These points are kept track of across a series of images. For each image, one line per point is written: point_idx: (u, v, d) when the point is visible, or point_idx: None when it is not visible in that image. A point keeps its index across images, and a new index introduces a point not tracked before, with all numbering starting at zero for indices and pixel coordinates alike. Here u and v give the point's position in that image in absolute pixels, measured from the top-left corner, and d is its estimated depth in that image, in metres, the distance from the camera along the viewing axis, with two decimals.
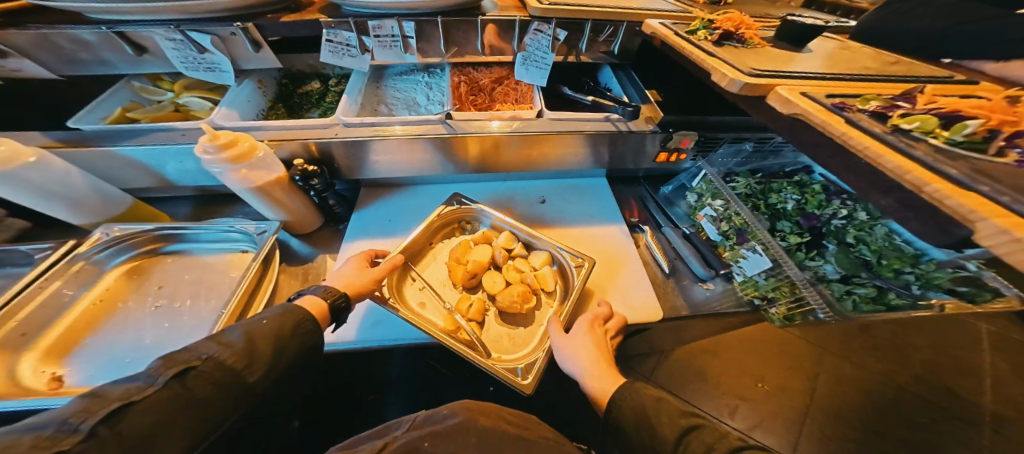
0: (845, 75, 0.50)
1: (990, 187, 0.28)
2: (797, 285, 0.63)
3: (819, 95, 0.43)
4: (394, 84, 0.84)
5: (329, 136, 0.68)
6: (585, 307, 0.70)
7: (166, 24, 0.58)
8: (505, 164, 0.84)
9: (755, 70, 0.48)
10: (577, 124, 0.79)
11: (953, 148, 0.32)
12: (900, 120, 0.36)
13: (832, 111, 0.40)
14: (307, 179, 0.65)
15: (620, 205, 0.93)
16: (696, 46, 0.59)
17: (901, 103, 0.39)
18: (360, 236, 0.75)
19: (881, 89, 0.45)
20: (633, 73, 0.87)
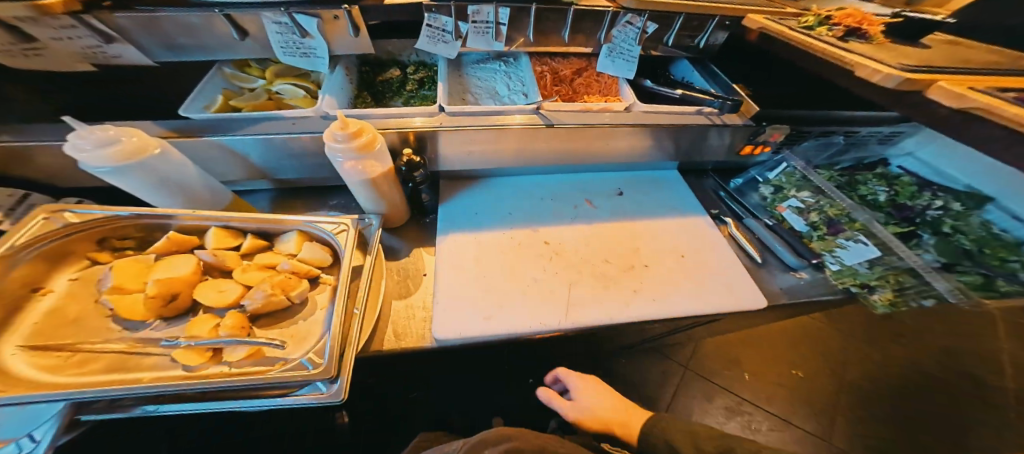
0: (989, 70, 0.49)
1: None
2: (913, 272, 0.67)
3: (991, 89, 0.42)
4: (475, 72, 0.79)
5: (432, 125, 0.67)
6: (684, 296, 0.76)
7: (274, 6, 0.55)
8: (590, 155, 0.85)
9: (906, 66, 0.48)
10: (668, 117, 0.79)
11: None
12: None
13: (1016, 104, 0.40)
14: (412, 171, 0.64)
15: (695, 194, 0.97)
16: (816, 41, 0.59)
17: None
18: (450, 230, 0.80)
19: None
20: (711, 67, 0.86)
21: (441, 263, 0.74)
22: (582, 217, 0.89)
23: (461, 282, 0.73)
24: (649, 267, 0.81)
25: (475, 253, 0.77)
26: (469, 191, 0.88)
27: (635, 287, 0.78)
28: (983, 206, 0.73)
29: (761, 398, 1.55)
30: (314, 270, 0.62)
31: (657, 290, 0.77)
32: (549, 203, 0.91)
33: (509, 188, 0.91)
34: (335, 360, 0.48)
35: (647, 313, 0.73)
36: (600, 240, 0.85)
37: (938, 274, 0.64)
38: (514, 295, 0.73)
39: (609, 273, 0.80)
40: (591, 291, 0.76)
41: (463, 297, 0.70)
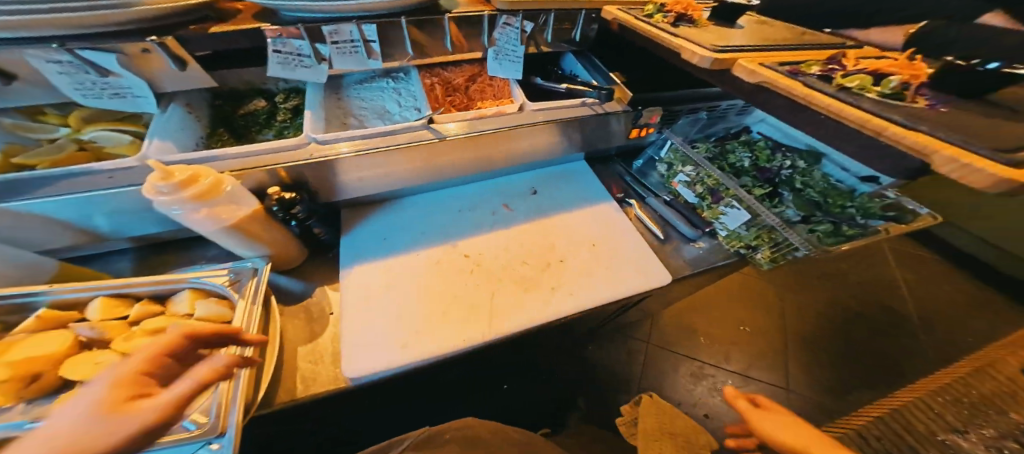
0: (780, 45, 0.58)
1: (927, 127, 0.37)
2: (774, 230, 0.75)
3: (775, 63, 0.52)
4: (358, 93, 0.76)
5: (301, 158, 0.61)
6: (599, 284, 0.79)
7: (46, 42, 0.46)
8: (492, 160, 0.84)
9: (716, 47, 0.57)
10: (560, 113, 0.83)
11: (886, 100, 0.42)
12: (848, 80, 0.45)
13: (789, 76, 0.49)
14: (286, 209, 0.59)
15: (603, 184, 1.02)
16: (662, 26, 0.67)
17: (834, 67, 0.48)
18: (356, 261, 0.75)
19: (812, 55, 0.53)
20: (594, 58, 0.92)
21: (344, 300, 0.70)
22: (500, 224, 0.88)
23: (371, 314, 0.68)
24: (564, 262, 0.83)
25: (384, 281, 0.73)
26: (377, 213, 0.83)
27: (552, 284, 0.79)
28: (821, 161, 0.83)
29: (718, 358, 1.67)
30: (214, 326, 0.55)
31: (575, 283, 0.79)
32: (467, 215, 0.87)
33: (423, 203, 0.88)
34: (236, 425, 0.45)
35: (564, 308, 0.75)
36: (518, 242, 0.85)
37: (790, 230, 0.73)
38: (434, 318, 0.70)
39: (527, 275, 0.80)
40: (512, 296, 0.76)
41: (378, 329, 0.66)
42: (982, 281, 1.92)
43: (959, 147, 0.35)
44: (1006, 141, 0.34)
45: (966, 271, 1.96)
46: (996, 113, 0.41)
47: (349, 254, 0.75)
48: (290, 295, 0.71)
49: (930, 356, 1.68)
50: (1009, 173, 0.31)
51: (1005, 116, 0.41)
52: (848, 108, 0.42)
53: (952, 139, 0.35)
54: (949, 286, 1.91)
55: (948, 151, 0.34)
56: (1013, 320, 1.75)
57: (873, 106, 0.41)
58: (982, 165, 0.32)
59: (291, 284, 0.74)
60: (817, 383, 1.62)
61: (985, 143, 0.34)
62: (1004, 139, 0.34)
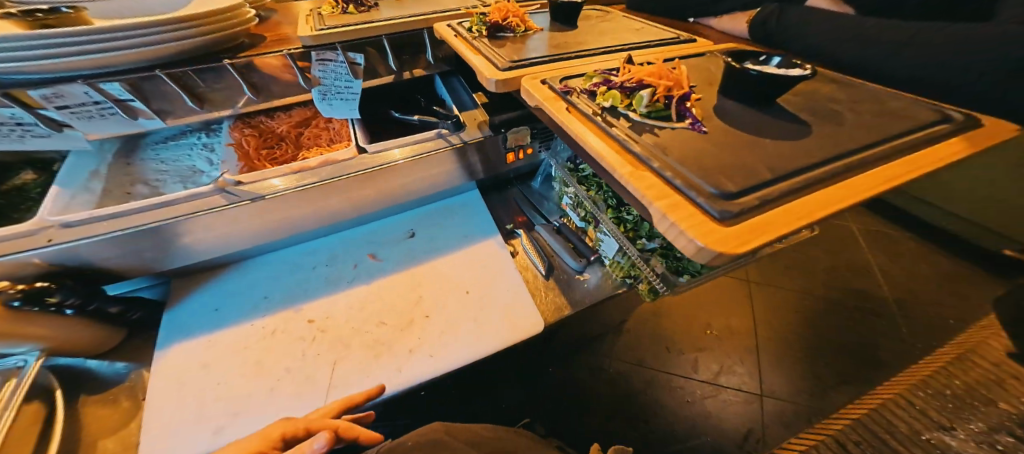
0: (584, 52, 0.51)
1: (658, 163, 0.28)
2: (639, 261, 0.66)
3: (555, 80, 0.42)
4: (157, 154, 0.70)
5: (38, 245, 0.49)
6: (465, 341, 0.64)
7: None
8: (334, 210, 0.71)
9: (509, 63, 0.48)
10: (404, 151, 0.71)
11: (643, 121, 0.33)
12: (604, 98, 0.36)
13: (560, 95, 0.40)
14: (39, 302, 0.47)
15: (495, 213, 0.90)
16: (472, 38, 0.58)
17: (609, 79, 0.39)
18: (177, 337, 0.61)
19: (600, 64, 0.45)
20: (459, 81, 0.83)
21: (159, 366, 0.56)
22: (362, 278, 0.72)
23: (197, 380, 0.56)
24: (430, 318, 0.67)
25: (200, 359, 0.58)
26: (211, 281, 0.70)
27: (410, 346, 0.63)
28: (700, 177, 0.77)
29: (687, 368, 1.54)
30: None
31: (439, 343, 0.64)
32: (322, 271, 0.73)
33: (273, 263, 0.74)
34: None
35: (420, 378, 0.59)
36: (381, 295, 0.70)
37: (650, 262, 0.63)
38: (246, 403, 0.53)
39: (382, 337, 0.63)
40: (372, 360, 0.60)
41: (198, 399, 0.53)
42: (954, 255, 1.83)
43: (682, 196, 0.26)
44: (750, 177, 0.26)
45: (934, 245, 1.88)
46: (777, 127, 0.34)
47: (163, 326, 0.62)
48: (104, 381, 0.58)
49: (907, 342, 1.57)
50: (710, 241, 0.22)
51: (787, 131, 0.33)
52: (597, 138, 0.32)
53: (679, 184, 0.26)
54: (918, 263, 1.82)
55: (673, 199, 0.26)
56: (986, 294, 1.67)
57: (624, 132, 0.32)
58: (688, 227, 0.23)
59: (105, 368, 0.60)
60: (793, 385, 1.49)
61: (720, 183, 0.26)
62: (744, 178, 0.26)
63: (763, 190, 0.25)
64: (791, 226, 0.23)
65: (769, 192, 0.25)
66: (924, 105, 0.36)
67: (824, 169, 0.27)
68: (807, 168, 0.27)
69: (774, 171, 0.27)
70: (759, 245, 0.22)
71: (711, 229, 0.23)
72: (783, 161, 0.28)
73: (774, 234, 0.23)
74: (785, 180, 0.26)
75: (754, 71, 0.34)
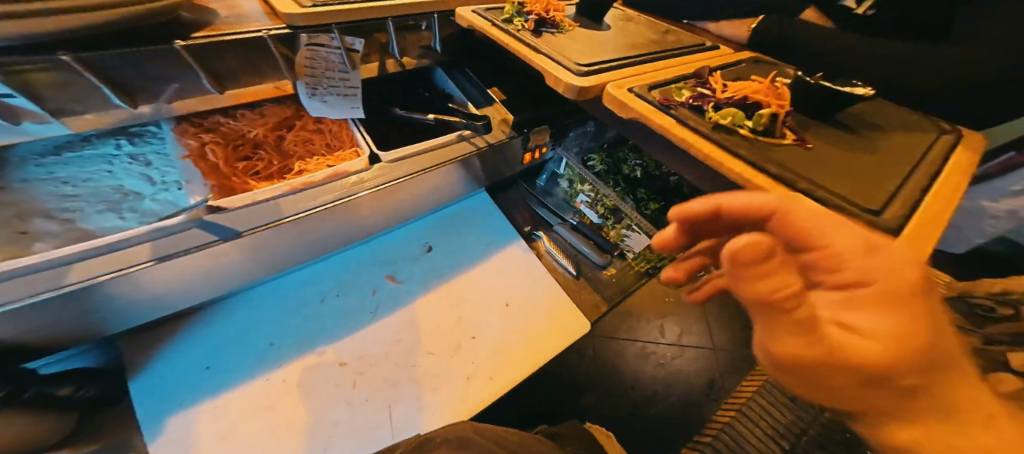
0: (644, 56, 0.51)
1: (805, 186, 0.31)
2: None
3: (644, 89, 0.42)
4: (44, 171, 0.46)
5: None
6: (520, 354, 0.62)
7: None
8: (342, 228, 0.60)
9: (583, 66, 0.45)
10: (425, 159, 0.62)
11: (757, 138, 0.36)
12: (718, 117, 0.37)
13: (662, 108, 0.40)
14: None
15: (509, 216, 0.85)
16: (518, 32, 0.52)
17: (704, 92, 0.41)
18: (170, 418, 0.47)
19: (676, 72, 0.47)
20: (468, 71, 0.73)
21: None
22: (388, 306, 0.64)
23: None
24: (477, 338, 0.63)
25: (221, 434, 0.48)
26: (185, 333, 0.54)
27: (466, 372, 0.59)
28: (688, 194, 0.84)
29: None
30: None
31: (495, 362, 0.61)
32: (336, 304, 0.62)
33: (265, 301, 0.60)
34: None
35: (485, 404, 0.57)
36: (419, 322, 0.63)
37: None
38: None
39: (435, 369, 0.59)
40: (431, 394, 0.56)
41: None
42: None
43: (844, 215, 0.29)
44: (879, 201, 0.31)
45: None
46: (848, 141, 0.39)
47: (142, 407, 0.47)
48: None
49: None
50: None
51: (857, 145, 0.39)
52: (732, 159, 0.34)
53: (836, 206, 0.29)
54: None
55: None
56: None
57: (753, 151, 0.34)
58: None
59: None
60: None
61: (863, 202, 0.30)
62: (872, 198, 0.31)
63: (893, 212, 0.30)
64: (921, 250, 0.29)
65: (897, 214, 0.30)
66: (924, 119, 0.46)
67: (914, 186, 0.34)
68: (900, 186, 0.33)
69: (887, 193, 0.32)
70: None
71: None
72: (884, 179, 0.34)
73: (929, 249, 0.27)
74: (897, 197, 0.32)
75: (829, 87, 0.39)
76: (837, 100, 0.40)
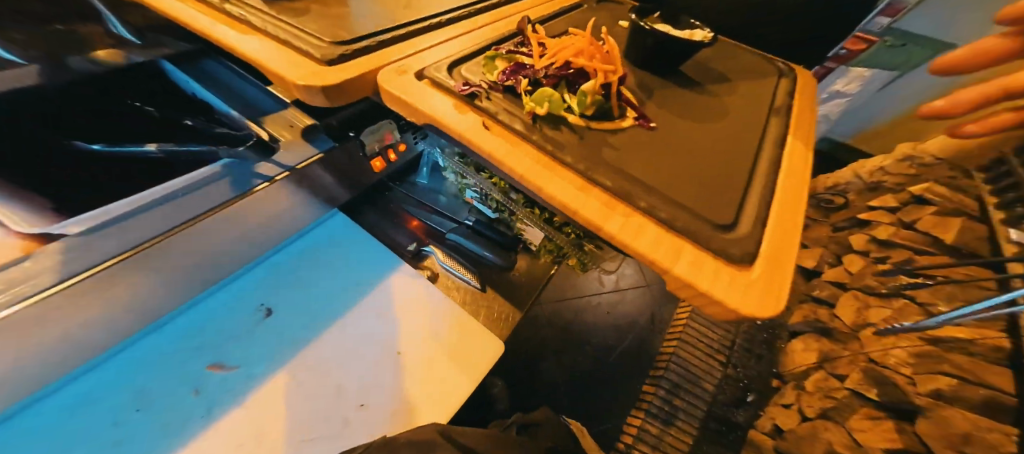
0: (435, 21, 0.39)
1: (649, 202, 0.22)
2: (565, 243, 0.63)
3: (439, 72, 0.30)
4: None
5: None
6: (424, 402, 0.52)
7: None
8: (68, 342, 0.37)
9: (332, 53, 0.31)
10: (172, 212, 0.41)
11: (590, 126, 0.28)
12: (536, 98, 0.27)
13: (461, 102, 0.28)
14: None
15: (385, 236, 0.71)
16: (241, 14, 0.35)
17: (521, 64, 0.30)
18: None
19: (494, 38, 0.35)
20: (232, 70, 0.55)
21: None
22: (221, 408, 0.47)
23: None
24: (367, 404, 0.51)
25: None
26: None
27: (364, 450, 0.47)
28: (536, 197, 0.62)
29: None
30: None
31: (396, 421, 0.50)
32: (127, 438, 0.42)
33: None
34: None
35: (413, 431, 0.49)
36: (278, 411, 0.48)
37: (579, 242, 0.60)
38: None
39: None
40: None
41: None
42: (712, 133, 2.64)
43: (694, 240, 0.21)
44: (730, 195, 0.25)
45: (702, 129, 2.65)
46: (691, 109, 0.35)
47: None
48: None
49: None
50: (759, 311, 0.18)
51: (699, 112, 0.35)
52: (551, 175, 0.24)
53: (685, 229, 0.21)
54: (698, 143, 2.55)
55: (689, 251, 0.21)
56: None
57: (575, 154, 0.25)
58: (749, 288, 0.19)
59: None
60: None
61: (715, 209, 0.23)
62: (729, 193, 0.25)
63: (746, 205, 0.25)
64: (793, 237, 0.23)
65: (752, 205, 0.25)
66: (752, 68, 0.46)
67: (762, 165, 0.29)
68: (749, 166, 0.29)
69: (737, 179, 0.27)
70: (787, 283, 0.19)
71: (755, 281, 0.20)
72: (730, 165, 0.28)
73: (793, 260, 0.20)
74: (748, 188, 0.26)
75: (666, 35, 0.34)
76: (670, 47, 0.36)
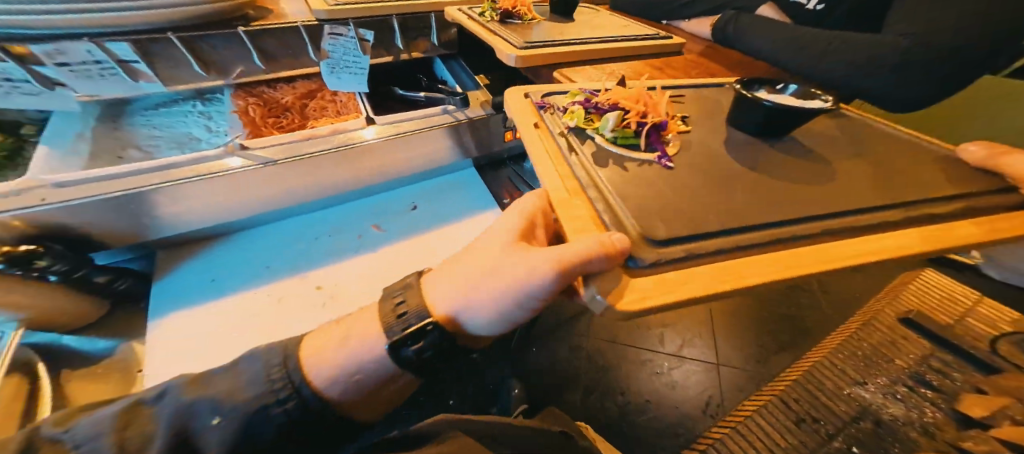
0: (576, 40, 0.67)
1: (593, 196, 0.32)
2: None
3: (538, 96, 0.52)
4: (147, 121, 0.66)
5: (33, 203, 0.48)
6: None
7: None
8: (337, 174, 0.72)
9: (525, 43, 0.64)
10: (405, 129, 0.76)
11: (605, 145, 0.42)
12: (572, 117, 0.45)
13: (537, 111, 0.50)
14: (25, 266, 0.48)
15: (492, 187, 0.93)
16: (490, 28, 0.70)
17: (589, 100, 0.47)
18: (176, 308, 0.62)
19: (597, 51, 0.65)
20: (462, 64, 0.90)
21: (150, 354, 0.56)
22: (367, 246, 0.76)
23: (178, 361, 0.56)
24: None
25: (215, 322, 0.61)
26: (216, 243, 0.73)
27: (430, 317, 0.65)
28: None
29: None
30: None
31: None
32: (326, 241, 0.76)
33: (266, 235, 0.76)
34: None
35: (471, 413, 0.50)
36: (387, 262, 0.74)
37: None
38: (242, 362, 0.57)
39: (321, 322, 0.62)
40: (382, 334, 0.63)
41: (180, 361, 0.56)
42: None
43: (608, 230, 0.29)
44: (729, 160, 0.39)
45: None
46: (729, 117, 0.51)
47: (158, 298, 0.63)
48: (89, 357, 0.64)
49: None
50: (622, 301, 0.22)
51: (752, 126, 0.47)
52: (549, 165, 0.38)
53: (606, 221, 0.29)
54: None
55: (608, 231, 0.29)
56: None
57: (578, 159, 0.39)
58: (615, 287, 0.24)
59: (86, 345, 0.65)
60: None
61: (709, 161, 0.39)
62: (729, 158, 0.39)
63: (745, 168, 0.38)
64: (718, 284, 0.24)
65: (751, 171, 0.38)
66: None
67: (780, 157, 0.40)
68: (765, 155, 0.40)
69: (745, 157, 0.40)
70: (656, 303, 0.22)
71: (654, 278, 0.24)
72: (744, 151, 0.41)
73: (672, 298, 0.22)
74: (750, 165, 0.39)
75: (770, 101, 0.39)
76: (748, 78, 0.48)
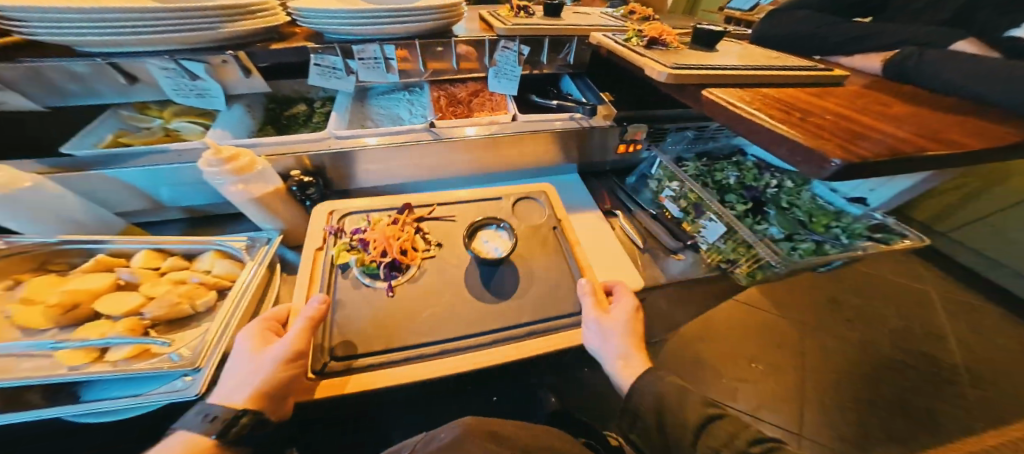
0: (728, 66, 0.73)
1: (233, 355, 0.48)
2: (751, 245, 0.75)
3: (341, 214, 0.71)
4: (378, 102, 0.92)
5: (323, 148, 0.74)
6: None
7: (161, 54, 0.63)
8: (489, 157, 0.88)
9: (674, 63, 0.72)
10: (550, 125, 0.89)
11: (359, 272, 0.63)
12: (339, 259, 0.64)
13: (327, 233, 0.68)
14: (303, 189, 0.71)
15: (593, 195, 1.01)
16: (638, 52, 0.80)
17: (358, 227, 0.69)
18: None
19: (746, 77, 0.70)
20: (587, 81, 1.02)
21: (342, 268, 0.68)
22: None
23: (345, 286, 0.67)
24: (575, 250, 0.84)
25: None
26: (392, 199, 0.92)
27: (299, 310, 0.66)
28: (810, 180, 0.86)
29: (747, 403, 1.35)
30: (224, 282, 0.63)
31: None
32: None
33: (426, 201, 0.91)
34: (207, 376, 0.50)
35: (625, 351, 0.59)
36: None
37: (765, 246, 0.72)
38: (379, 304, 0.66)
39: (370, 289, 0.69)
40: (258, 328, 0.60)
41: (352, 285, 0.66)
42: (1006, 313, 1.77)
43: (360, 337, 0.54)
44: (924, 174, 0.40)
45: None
46: (913, 139, 0.50)
47: None
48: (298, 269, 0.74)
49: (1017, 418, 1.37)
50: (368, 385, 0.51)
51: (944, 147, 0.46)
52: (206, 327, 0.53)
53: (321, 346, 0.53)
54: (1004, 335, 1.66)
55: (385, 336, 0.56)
56: None
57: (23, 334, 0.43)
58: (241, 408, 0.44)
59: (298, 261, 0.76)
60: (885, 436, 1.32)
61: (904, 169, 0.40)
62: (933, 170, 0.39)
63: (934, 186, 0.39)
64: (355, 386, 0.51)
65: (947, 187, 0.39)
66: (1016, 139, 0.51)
67: None
68: None
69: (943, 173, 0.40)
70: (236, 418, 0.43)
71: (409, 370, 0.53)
72: None
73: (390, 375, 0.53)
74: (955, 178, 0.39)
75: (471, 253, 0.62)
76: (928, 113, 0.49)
